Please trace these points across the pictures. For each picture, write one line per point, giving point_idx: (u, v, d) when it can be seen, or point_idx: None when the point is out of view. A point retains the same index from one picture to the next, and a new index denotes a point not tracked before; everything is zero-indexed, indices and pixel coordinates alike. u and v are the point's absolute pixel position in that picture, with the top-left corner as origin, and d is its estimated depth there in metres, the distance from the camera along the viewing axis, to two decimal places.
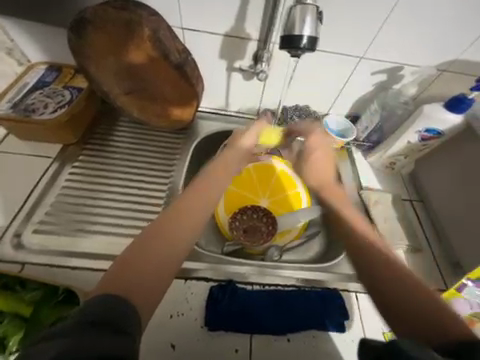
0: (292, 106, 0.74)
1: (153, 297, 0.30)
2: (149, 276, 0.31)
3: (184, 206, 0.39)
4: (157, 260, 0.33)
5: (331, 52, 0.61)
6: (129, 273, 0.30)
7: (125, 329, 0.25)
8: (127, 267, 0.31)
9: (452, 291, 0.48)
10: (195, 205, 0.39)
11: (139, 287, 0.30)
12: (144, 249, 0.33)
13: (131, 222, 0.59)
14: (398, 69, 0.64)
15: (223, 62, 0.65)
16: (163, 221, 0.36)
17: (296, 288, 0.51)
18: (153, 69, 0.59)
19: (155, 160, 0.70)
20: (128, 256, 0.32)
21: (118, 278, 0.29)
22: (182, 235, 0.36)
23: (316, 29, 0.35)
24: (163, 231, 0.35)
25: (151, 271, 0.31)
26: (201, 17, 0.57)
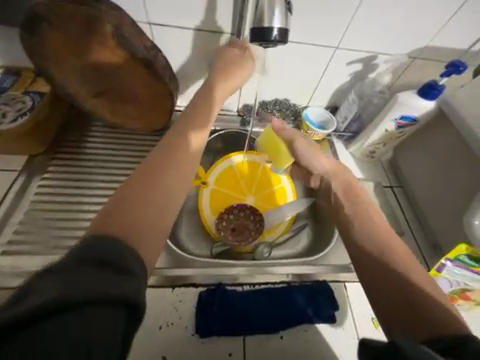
0: (272, 100, 0.74)
1: (153, 237, 0.29)
2: (144, 217, 0.30)
3: (174, 145, 0.37)
4: (150, 202, 0.31)
5: (306, 44, 0.60)
6: (119, 218, 0.29)
7: (129, 270, 0.24)
8: (116, 212, 0.29)
9: (433, 272, 0.50)
10: (190, 148, 0.39)
11: (133, 228, 0.28)
12: (137, 187, 0.32)
13: None
14: (372, 58, 0.64)
15: (196, 58, 0.62)
16: (150, 166, 0.34)
17: (285, 284, 0.51)
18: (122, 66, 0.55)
19: (133, 165, 0.66)
20: (115, 202, 0.30)
21: (107, 222, 0.28)
22: (175, 176, 0.34)
23: (286, 21, 0.34)
24: (149, 177, 0.33)
25: (144, 212, 0.30)
26: (169, 11, 0.54)
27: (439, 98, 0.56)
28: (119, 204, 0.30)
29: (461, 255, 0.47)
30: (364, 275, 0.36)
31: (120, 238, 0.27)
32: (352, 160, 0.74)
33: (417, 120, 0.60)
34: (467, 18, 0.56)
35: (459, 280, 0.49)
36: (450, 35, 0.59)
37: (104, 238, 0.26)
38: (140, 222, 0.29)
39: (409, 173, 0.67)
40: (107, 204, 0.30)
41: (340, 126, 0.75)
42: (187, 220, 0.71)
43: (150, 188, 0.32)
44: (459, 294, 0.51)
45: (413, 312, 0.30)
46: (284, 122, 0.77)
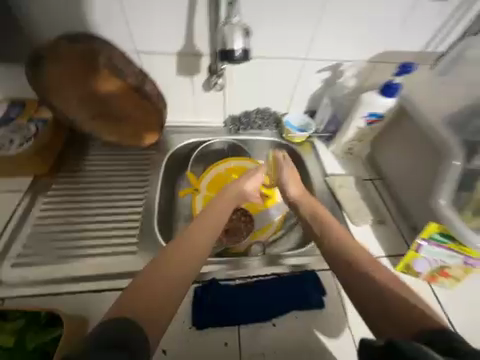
0: (254, 110, 0.81)
1: (166, 298, 0.38)
2: (160, 300, 0.37)
3: (186, 244, 0.45)
4: (169, 281, 0.39)
5: (276, 58, 0.68)
6: (145, 294, 0.37)
7: (138, 353, 0.30)
8: (144, 286, 0.38)
9: (412, 252, 0.54)
10: (203, 236, 0.48)
11: (154, 310, 0.36)
12: (155, 279, 0.39)
13: (112, 241, 0.60)
14: (338, 65, 0.72)
15: (181, 78, 0.70)
16: (169, 260, 0.42)
17: (275, 275, 0.55)
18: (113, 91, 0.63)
19: (129, 179, 0.72)
20: (145, 276, 0.39)
21: (136, 299, 0.36)
22: (189, 256, 0.44)
23: (246, 43, 0.41)
24: (169, 259, 0.42)
25: (162, 300, 0.37)
26: (153, 41, 0.62)
27: (399, 95, 0.63)
28: (141, 290, 0.37)
29: (433, 233, 0.51)
30: (344, 273, 0.43)
31: (138, 322, 0.33)
32: (334, 158, 0.79)
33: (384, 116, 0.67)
34: (414, 25, 0.64)
35: (436, 258, 0.53)
36: (403, 41, 0.67)
37: (126, 319, 0.33)
38: (159, 301, 0.37)
39: (385, 166, 0.72)
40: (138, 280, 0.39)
41: (319, 128, 0.81)
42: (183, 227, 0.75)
43: (164, 283, 0.39)
44: (439, 272, 0.54)
45: (389, 318, 0.36)
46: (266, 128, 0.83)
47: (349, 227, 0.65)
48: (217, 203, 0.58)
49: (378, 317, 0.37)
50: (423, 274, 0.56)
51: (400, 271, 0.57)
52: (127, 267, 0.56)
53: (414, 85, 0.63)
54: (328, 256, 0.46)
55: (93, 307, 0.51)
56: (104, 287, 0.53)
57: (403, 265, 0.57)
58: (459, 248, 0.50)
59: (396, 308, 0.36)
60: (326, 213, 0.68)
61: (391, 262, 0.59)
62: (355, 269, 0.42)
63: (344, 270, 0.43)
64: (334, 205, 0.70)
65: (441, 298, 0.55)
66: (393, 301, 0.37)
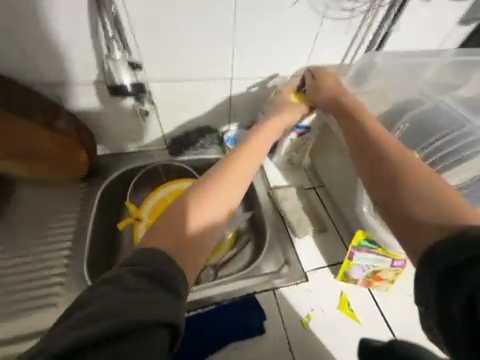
0: (194, 129, 0.80)
1: (198, 247, 0.33)
2: (190, 245, 0.32)
3: (210, 188, 0.38)
4: (200, 223, 0.34)
5: (203, 79, 0.68)
6: (173, 233, 0.32)
7: (161, 320, 0.23)
8: (174, 223, 0.33)
9: (346, 261, 0.55)
10: (229, 188, 0.39)
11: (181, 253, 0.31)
12: (179, 219, 0.34)
13: (36, 295, 0.57)
14: (267, 81, 0.73)
15: (105, 105, 0.66)
16: (194, 198, 0.36)
17: (215, 305, 0.53)
18: (18, 129, 0.56)
19: (57, 219, 0.66)
20: (176, 213, 0.34)
21: (164, 239, 0.31)
22: (220, 207, 0.37)
23: None
24: (206, 201, 0.36)
25: (194, 246, 0.32)
26: (60, 72, 0.58)
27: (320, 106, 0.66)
28: (164, 224, 0.33)
29: (362, 240, 0.52)
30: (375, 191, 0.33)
31: (169, 254, 0.29)
32: (277, 170, 0.80)
33: (310, 127, 0.68)
34: (328, 39, 0.67)
35: (368, 264, 0.54)
36: (321, 54, 0.70)
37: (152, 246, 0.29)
38: (188, 246, 0.32)
39: (324, 174, 0.75)
40: (170, 211, 0.34)
41: None
42: None
43: (190, 224, 0.34)
44: (373, 277, 0.56)
45: (420, 230, 0.28)
46: (208, 147, 0.81)
47: (293, 241, 0.65)
48: (258, 141, 0.50)
49: (406, 233, 0.29)
50: (360, 280, 0.57)
51: (340, 280, 0.58)
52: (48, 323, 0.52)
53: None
54: (355, 148, 0.39)
55: None
56: (17, 352, 0.48)
57: (342, 274, 0.57)
58: (385, 252, 0.51)
59: (423, 192, 0.29)
60: (270, 228, 0.68)
61: (332, 271, 0.60)
62: (395, 178, 0.32)
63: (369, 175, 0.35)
64: (277, 219, 0.70)
65: (379, 301, 0.56)
66: (430, 206, 0.28)
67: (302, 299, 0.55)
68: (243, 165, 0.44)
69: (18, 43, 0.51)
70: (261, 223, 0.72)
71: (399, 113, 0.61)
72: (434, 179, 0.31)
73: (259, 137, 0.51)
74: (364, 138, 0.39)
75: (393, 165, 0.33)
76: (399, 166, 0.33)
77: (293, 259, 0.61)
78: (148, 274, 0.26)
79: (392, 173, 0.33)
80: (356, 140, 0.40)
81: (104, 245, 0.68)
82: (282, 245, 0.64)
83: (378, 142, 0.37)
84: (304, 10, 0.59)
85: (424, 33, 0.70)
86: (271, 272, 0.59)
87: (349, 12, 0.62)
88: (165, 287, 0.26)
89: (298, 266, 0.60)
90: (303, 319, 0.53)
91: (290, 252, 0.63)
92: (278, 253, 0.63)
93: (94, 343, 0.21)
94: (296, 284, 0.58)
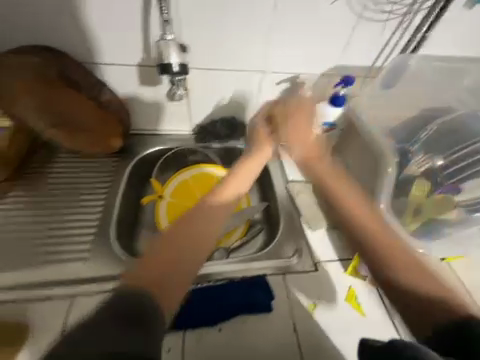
0: (220, 119, 0.83)
1: (178, 291, 0.38)
2: (169, 273, 0.38)
3: (192, 230, 0.42)
4: (180, 274, 0.39)
5: (237, 70, 0.72)
6: (157, 270, 0.37)
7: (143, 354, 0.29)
8: (160, 249, 0.39)
9: (359, 256, 0.56)
10: (205, 225, 0.44)
11: (160, 274, 0.37)
12: (160, 258, 0.38)
13: (70, 248, 0.62)
14: (296, 77, 0.75)
15: (144, 88, 0.72)
16: (175, 240, 0.41)
17: (227, 280, 0.56)
18: (70, 100, 0.65)
19: (92, 186, 0.73)
20: (158, 244, 0.40)
21: (143, 278, 0.36)
22: (202, 245, 0.42)
23: (183, 57, 0.44)
24: (185, 229, 0.42)
25: (174, 279, 0.38)
26: (109, 53, 0.65)
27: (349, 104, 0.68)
28: (147, 268, 0.38)
29: None
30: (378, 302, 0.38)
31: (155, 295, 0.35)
32: None
33: (337, 125, 0.70)
34: (364, 40, 0.68)
35: None
36: (355, 55, 0.72)
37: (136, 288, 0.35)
38: (168, 272, 0.38)
39: None
40: (150, 248, 0.40)
41: None
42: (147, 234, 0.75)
43: (172, 254, 0.39)
44: None
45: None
46: (232, 136, 0.85)
47: (305, 232, 0.67)
48: (241, 177, 0.56)
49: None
50: (369, 277, 0.58)
51: (350, 274, 0.59)
52: (75, 274, 0.58)
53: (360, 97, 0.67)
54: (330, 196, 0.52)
55: (36, 311, 0.53)
56: (50, 295, 0.54)
57: (352, 269, 0.58)
58: None
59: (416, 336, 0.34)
60: (284, 219, 0.70)
61: (343, 265, 0.61)
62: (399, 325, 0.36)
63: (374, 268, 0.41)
64: (292, 210, 0.72)
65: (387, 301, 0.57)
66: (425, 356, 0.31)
67: (309, 286, 0.57)
68: (218, 209, 0.47)
69: (81, 27, 0.60)
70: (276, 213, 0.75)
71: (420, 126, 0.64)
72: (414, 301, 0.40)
73: (237, 177, 0.55)
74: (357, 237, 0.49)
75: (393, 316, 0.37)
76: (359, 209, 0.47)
77: (305, 249, 0.63)
78: (122, 314, 0.31)
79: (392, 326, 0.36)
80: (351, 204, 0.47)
81: (128, 216, 0.73)
82: (296, 236, 0.65)
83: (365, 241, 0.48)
84: (341, 11, 0.62)
85: (464, 41, 0.69)
86: (283, 258, 0.61)
87: (387, 14, 0.63)
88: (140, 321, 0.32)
89: (309, 256, 0.62)
90: (309, 306, 0.55)
91: (303, 242, 0.65)
92: (292, 242, 0.64)
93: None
94: (306, 272, 0.60)
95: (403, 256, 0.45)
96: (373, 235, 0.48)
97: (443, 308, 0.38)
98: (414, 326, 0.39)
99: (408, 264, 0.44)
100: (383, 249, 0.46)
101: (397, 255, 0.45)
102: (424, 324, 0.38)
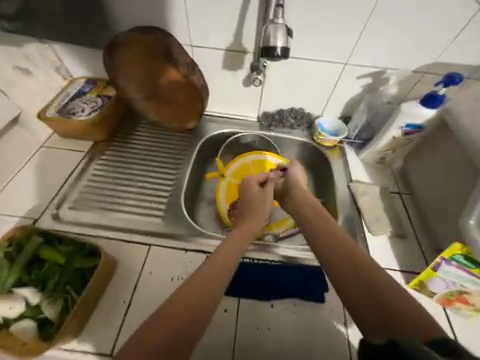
0: (288, 109, 0.84)
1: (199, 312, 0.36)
2: (194, 318, 0.35)
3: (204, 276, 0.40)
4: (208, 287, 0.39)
5: (319, 60, 0.71)
6: (182, 311, 0.35)
7: None
8: (181, 296, 0.37)
9: (428, 271, 0.52)
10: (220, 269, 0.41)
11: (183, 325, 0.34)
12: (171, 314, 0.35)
13: (146, 204, 0.70)
14: (381, 73, 0.72)
15: (225, 71, 0.78)
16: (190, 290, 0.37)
17: (281, 262, 0.58)
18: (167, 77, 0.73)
19: (167, 156, 0.82)
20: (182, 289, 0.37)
21: (161, 321, 0.34)
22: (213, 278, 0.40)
23: (287, 41, 0.46)
24: (205, 266, 0.41)
25: (200, 301, 0.37)
26: (203, 37, 0.71)
27: (441, 106, 0.62)
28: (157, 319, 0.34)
29: (456, 254, 0.48)
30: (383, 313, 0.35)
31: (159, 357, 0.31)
32: (362, 166, 0.78)
33: (422, 128, 0.66)
34: (471, 36, 0.62)
35: (454, 280, 0.50)
36: (456, 53, 0.65)
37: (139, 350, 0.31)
38: (193, 314, 0.35)
39: (417, 180, 0.69)
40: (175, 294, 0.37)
41: (351, 133, 0.81)
42: (205, 207, 0.82)
43: (187, 303, 0.36)
44: (456, 296, 0.51)
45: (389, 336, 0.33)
46: (297, 128, 0.86)
47: (365, 235, 0.64)
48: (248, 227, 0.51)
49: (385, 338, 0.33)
50: (438, 295, 0.53)
51: (413, 288, 0.55)
52: (152, 227, 0.64)
53: (456, 99, 0.62)
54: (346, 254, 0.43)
55: (122, 252, 0.58)
56: (127, 239, 0.60)
57: (416, 282, 0.54)
58: None
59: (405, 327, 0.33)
60: (343, 218, 0.68)
61: (405, 277, 0.57)
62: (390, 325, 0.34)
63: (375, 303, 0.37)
64: (353, 210, 0.70)
65: (455, 326, 0.52)
66: None
67: None
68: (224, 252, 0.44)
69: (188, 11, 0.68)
70: (333, 211, 0.73)
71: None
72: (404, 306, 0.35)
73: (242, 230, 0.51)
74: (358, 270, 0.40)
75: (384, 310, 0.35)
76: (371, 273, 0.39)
77: (363, 252, 0.61)
78: None
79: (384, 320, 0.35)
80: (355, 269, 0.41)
81: (193, 188, 0.81)
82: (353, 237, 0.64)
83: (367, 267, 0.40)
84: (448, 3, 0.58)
85: None
86: None
87: None
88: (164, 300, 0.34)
89: None
90: None
91: (361, 244, 0.63)
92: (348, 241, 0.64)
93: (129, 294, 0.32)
94: None
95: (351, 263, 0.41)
96: (329, 244, 0.45)
97: (410, 320, 0.34)
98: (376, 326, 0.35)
99: (354, 267, 0.41)
100: (340, 257, 0.43)
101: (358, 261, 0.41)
102: (388, 327, 0.34)
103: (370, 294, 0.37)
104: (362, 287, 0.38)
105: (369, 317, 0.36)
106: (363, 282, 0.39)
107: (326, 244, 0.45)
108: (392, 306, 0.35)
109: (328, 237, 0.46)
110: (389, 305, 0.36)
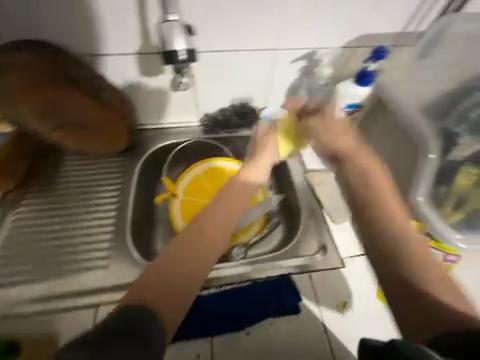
0: (229, 107, 0.77)
1: (171, 305, 0.35)
2: (173, 292, 0.36)
3: (186, 256, 0.39)
4: (197, 262, 0.39)
5: (246, 50, 0.64)
6: (164, 287, 0.36)
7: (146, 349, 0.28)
8: (163, 270, 0.37)
9: None
10: (199, 254, 0.39)
11: (171, 304, 0.35)
12: (148, 286, 0.35)
13: (85, 255, 0.62)
14: (314, 53, 0.67)
15: (145, 79, 0.67)
16: (173, 263, 0.38)
17: (251, 282, 0.53)
18: (72, 100, 0.60)
19: (102, 188, 0.71)
20: (162, 263, 0.38)
21: (155, 295, 0.34)
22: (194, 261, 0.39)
23: (189, 43, 0.41)
24: (195, 239, 0.40)
25: (179, 283, 0.37)
26: (104, 43, 0.59)
27: (375, 81, 0.61)
28: (149, 288, 0.35)
29: None
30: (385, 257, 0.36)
31: (150, 307, 0.33)
32: (316, 152, 0.75)
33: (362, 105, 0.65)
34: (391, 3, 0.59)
35: None
36: (380, 23, 0.63)
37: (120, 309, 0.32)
38: (179, 295, 0.36)
39: None
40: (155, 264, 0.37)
41: None
42: (162, 233, 0.73)
43: (162, 285, 0.36)
44: None
45: (423, 312, 0.32)
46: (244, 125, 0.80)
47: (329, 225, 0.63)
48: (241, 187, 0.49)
49: (405, 303, 0.33)
50: None
51: None
52: (97, 283, 0.58)
53: (387, 72, 0.61)
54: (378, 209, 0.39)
55: (62, 323, 0.54)
56: (72, 306, 0.55)
57: None
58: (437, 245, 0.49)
59: (437, 302, 0.32)
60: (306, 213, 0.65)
61: None
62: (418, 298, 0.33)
63: (389, 255, 0.36)
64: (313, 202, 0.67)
65: None
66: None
67: (337, 284, 0.55)
68: (200, 231, 0.41)
69: (74, 11, 0.53)
70: (296, 206, 0.68)
71: (454, 102, 0.59)
72: (447, 292, 0.33)
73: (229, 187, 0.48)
74: (398, 252, 0.36)
75: (420, 283, 0.34)
76: (414, 249, 0.36)
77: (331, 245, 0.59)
78: None
79: (415, 288, 0.33)
80: (377, 218, 0.38)
81: (142, 217, 0.71)
82: (318, 230, 0.61)
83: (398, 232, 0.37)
84: None
85: None
86: (307, 256, 0.57)
87: None
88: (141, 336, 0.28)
89: (335, 252, 0.57)
90: (338, 304, 0.53)
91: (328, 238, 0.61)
92: (316, 237, 0.60)
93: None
94: (333, 269, 0.56)
95: (366, 231, 0.38)
96: (370, 195, 0.40)
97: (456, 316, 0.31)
98: (401, 313, 0.34)
99: (389, 219, 0.38)
100: (368, 226, 0.38)
101: (388, 229, 0.37)
102: (425, 326, 0.31)
103: (387, 236, 0.37)
104: (394, 262, 0.35)
105: (406, 290, 0.34)
106: (386, 244, 0.36)
107: (368, 192, 0.40)
108: (420, 292, 0.33)
109: (371, 189, 0.40)
110: (421, 283, 0.33)
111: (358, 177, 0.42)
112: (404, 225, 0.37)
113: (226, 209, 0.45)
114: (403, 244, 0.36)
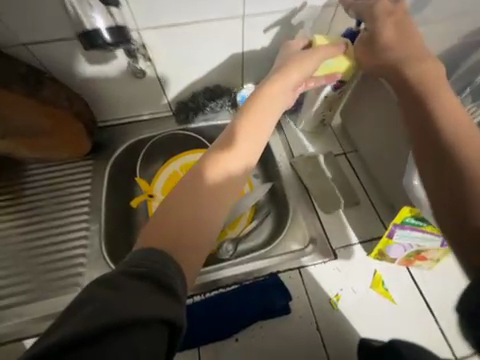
0: (201, 91, 0.68)
1: (189, 246, 0.32)
2: (188, 233, 0.33)
3: (199, 195, 0.36)
4: (212, 210, 0.36)
5: (209, 21, 0.54)
6: (178, 227, 0.33)
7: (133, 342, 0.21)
8: (180, 210, 0.34)
9: (385, 239, 0.48)
10: (213, 197, 0.36)
11: (188, 239, 0.33)
12: (166, 221, 0.33)
13: (60, 273, 0.58)
14: (291, 16, 0.57)
15: (96, 68, 0.57)
16: (182, 204, 0.35)
17: (236, 285, 0.51)
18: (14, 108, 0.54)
19: (71, 198, 0.64)
20: (179, 201, 0.35)
21: (173, 225, 0.33)
22: (214, 205, 0.36)
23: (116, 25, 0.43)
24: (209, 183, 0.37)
25: (192, 225, 0.34)
26: (35, 28, 0.49)
27: None
28: (166, 222, 0.33)
29: (407, 218, 0.43)
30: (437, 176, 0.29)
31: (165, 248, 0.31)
32: (303, 135, 0.69)
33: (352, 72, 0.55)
34: None
35: (410, 242, 0.47)
36: None
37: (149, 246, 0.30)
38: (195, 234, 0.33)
39: (357, 136, 0.63)
40: (173, 201, 0.35)
41: None
42: None
43: (176, 221, 0.34)
44: (415, 256, 0.49)
45: (460, 203, 0.27)
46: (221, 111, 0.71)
47: (319, 214, 0.58)
48: (250, 127, 0.42)
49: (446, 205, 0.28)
50: (398, 259, 0.51)
51: (374, 258, 0.52)
52: None
53: None
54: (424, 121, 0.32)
55: None
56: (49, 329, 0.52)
57: (377, 252, 0.51)
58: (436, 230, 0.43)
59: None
60: (293, 203, 0.60)
61: (365, 248, 0.54)
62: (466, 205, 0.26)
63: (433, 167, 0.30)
64: (301, 191, 0.62)
65: (418, 282, 0.51)
66: None
67: (329, 278, 0.51)
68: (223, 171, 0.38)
69: None
70: (283, 196, 0.64)
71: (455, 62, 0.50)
72: None
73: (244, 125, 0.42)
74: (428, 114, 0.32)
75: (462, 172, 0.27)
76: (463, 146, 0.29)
77: (321, 236, 0.55)
78: None
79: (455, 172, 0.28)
80: (420, 127, 0.32)
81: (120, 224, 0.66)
82: (307, 222, 0.57)
83: (448, 128, 0.30)
84: None
85: None
86: (294, 251, 0.54)
87: None
88: (165, 288, 0.25)
89: (325, 244, 0.54)
90: (332, 299, 0.50)
91: (318, 229, 0.56)
92: (303, 230, 0.56)
93: (93, 336, 0.21)
94: (323, 262, 0.53)
95: (417, 137, 0.32)
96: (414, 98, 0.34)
97: None
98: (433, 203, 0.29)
99: (429, 122, 0.31)
100: (415, 118, 0.32)
101: (436, 131, 0.30)
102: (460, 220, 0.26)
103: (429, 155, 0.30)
104: (427, 149, 0.30)
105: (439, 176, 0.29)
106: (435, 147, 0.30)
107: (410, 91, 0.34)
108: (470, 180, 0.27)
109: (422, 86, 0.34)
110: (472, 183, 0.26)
111: (406, 91, 0.35)
112: (466, 135, 0.29)
113: (236, 150, 0.40)
114: (455, 151, 0.29)
